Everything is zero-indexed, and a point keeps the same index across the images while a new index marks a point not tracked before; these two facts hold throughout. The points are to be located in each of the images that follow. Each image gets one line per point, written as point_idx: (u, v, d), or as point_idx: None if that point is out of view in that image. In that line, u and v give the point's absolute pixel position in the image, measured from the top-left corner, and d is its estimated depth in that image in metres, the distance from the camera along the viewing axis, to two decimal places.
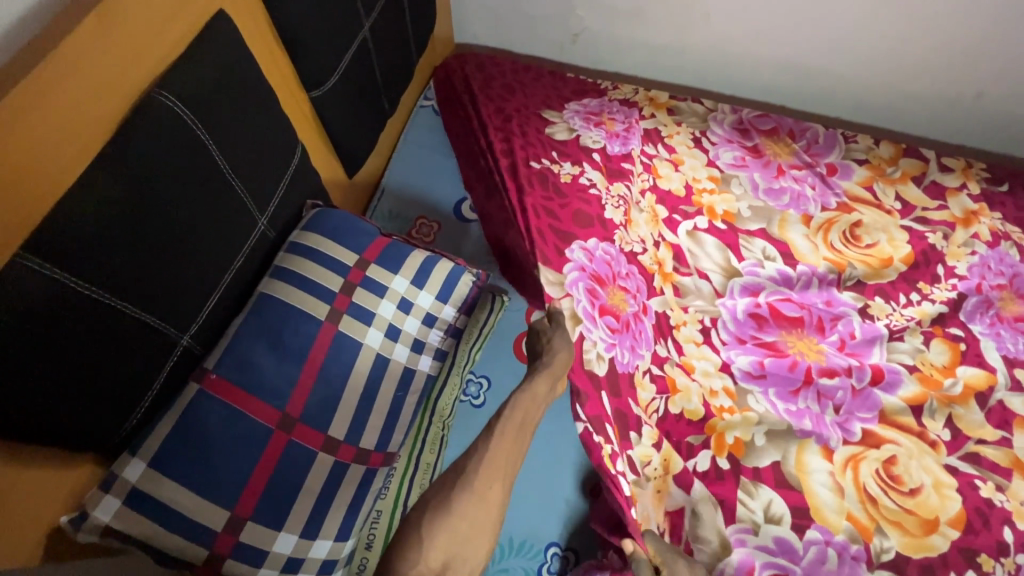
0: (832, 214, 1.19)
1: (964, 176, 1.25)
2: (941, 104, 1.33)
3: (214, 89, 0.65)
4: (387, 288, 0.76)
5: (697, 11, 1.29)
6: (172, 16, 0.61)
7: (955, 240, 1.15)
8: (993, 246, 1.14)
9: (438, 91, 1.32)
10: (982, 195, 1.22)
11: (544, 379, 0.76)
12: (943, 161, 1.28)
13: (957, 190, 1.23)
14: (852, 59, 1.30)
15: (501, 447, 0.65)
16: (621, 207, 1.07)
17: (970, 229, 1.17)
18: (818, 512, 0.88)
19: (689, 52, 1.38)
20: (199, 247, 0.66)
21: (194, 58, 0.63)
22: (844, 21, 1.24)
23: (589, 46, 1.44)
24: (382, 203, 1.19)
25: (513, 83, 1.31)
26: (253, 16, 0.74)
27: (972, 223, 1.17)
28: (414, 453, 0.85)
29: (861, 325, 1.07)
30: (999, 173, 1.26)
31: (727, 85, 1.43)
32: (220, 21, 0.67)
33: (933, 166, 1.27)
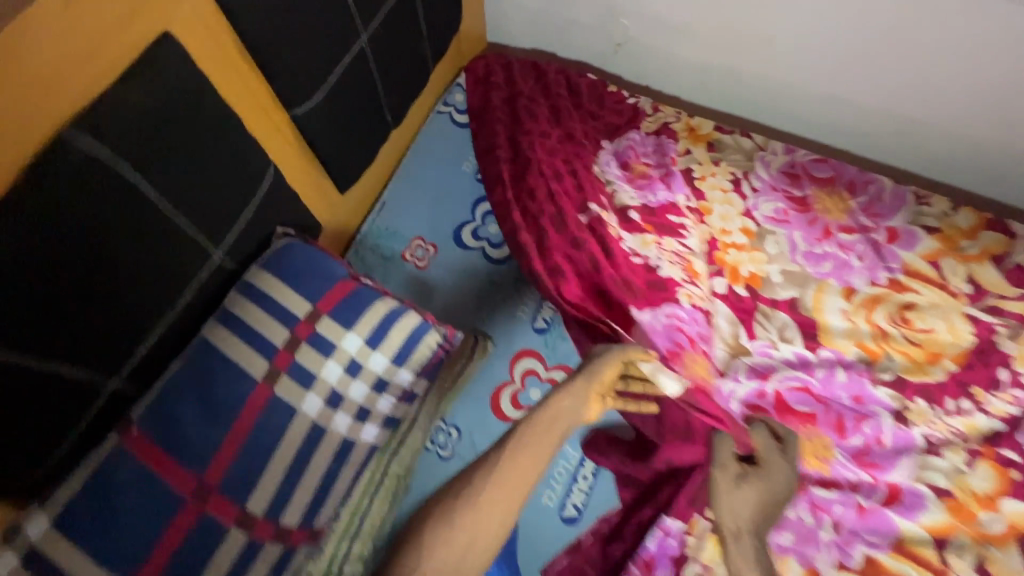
0: (881, 291, 1.03)
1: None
2: None
3: (146, 125, 0.58)
4: (337, 346, 0.69)
5: (758, 32, 1.11)
6: (97, 44, 0.54)
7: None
8: None
9: (472, 96, 1.22)
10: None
11: (567, 400, 0.88)
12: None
13: None
14: (941, 107, 1.08)
15: (516, 460, 0.82)
16: (677, 263, 1.04)
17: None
18: None
19: (746, 76, 1.20)
20: (128, 296, 0.61)
21: (125, 90, 0.56)
22: (938, 63, 1.02)
23: (632, 59, 1.28)
24: (380, 217, 1.12)
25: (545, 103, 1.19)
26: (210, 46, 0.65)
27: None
28: (360, 508, 0.79)
29: (892, 431, 0.93)
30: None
31: (785, 118, 1.24)
32: (164, 47, 0.59)
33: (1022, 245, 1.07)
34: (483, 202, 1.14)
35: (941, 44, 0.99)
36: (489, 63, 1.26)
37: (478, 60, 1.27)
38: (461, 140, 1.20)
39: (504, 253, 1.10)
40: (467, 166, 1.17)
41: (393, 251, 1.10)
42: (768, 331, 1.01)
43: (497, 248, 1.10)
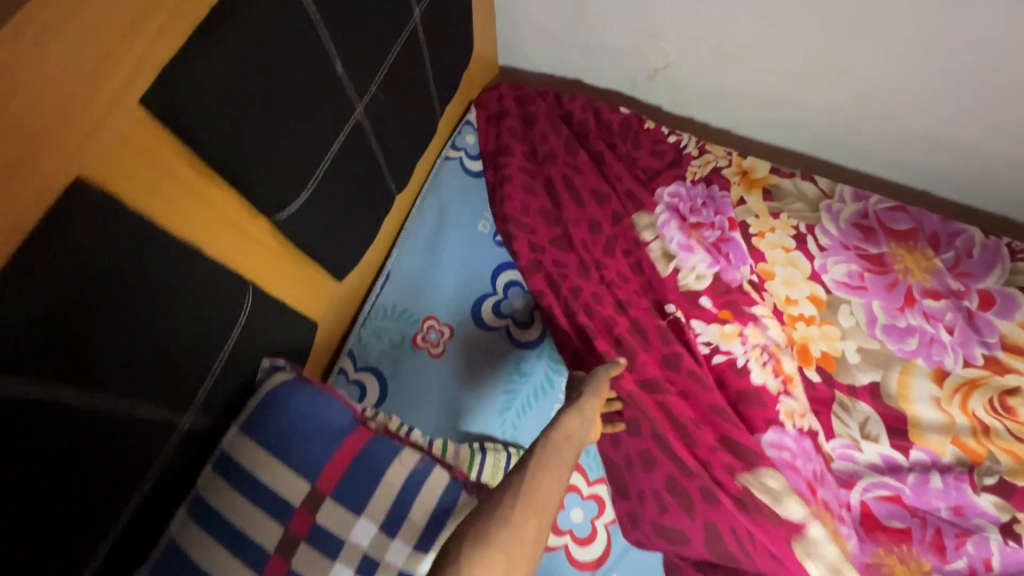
0: (977, 372, 0.88)
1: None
2: None
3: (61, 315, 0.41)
4: (345, 541, 0.54)
5: (831, 60, 0.93)
6: None
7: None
8: None
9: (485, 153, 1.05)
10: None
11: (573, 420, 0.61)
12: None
13: None
14: None
15: (548, 458, 0.54)
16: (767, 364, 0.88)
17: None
18: None
19: (810, 109, 1.01)
20: (56, 531, 0.45)
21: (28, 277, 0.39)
22: None
23: (669, 87, 1.10)
24: (385, 293, 0.96)
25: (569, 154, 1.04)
26: (150, 168, 0.47)
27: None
28: None
29: (1003, 551, 0.78)
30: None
31: (851, 155, 1.06)
32: (82, 200, 0.42)
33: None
34: (505, 271, 0.97)
35: None
36: (503, 97, 1.09)
37: (490, 94, 1.10)
38: (476, 193, 1.03)
39: (533, 334, 0.93)
40: (484, 225, 1.00)
41: (402, 334, 0.93)
42: (850, 428, 0.86)
43: (524, 327, 0.94)
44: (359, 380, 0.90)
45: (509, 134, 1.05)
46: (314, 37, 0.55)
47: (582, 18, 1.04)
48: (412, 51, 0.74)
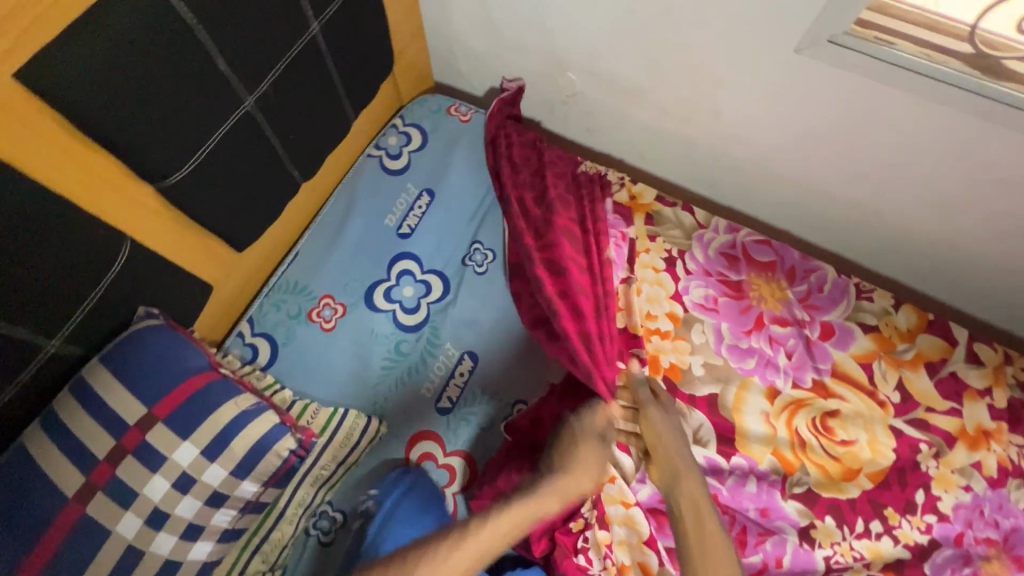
0: (805, 394, 0.98)
1: (993, 379, 1.00)
2: (994, 279, 1.05)
3: None
4: (167, 459, 0.65)
5: (706, 104, 1.03)
6: None
7: (952, 462, 0.93)
8: (995, 486, 0.92)
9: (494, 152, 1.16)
10: (1011, 413, 0.97)
11: (552, 501, 0.76)
12: (976, 347, 1.03)
13: (978, 394, 0.98)
14: (893, 202, 1.01)
15: (503, 522, 0.72)
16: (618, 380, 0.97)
17: (974, 453, 0.94)
18: None
19: (695, 145, 1.13)
20: None
21: None
22: (889, 158, 0.94)
23: (579, 113, 1.21)
24: (291, 269, 1.07)
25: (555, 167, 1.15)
26: (17, 121, 0.56)
27: (979, 446, 0.94)
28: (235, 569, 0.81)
29: (794, 551, 0.88)
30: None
31: (734, 189, 1.17)
32: None
33: (959, 352, 1.02)
34: (402, 260, 1.08)
35: (892, 140, 0.92)
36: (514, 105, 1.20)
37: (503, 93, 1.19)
38: (388, 188, 1.14)
39: (415, 319, 1.03)
40: (391, 219, 1.11)
41: (299, 308, 1.03)
42: None
43: (408, 313, 1.04)
44: (252, 344, 1.00)
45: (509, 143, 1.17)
46: (190, 33, 0.65)
47: (502, 43, 1.15)
48: (310, 55, 0.85)
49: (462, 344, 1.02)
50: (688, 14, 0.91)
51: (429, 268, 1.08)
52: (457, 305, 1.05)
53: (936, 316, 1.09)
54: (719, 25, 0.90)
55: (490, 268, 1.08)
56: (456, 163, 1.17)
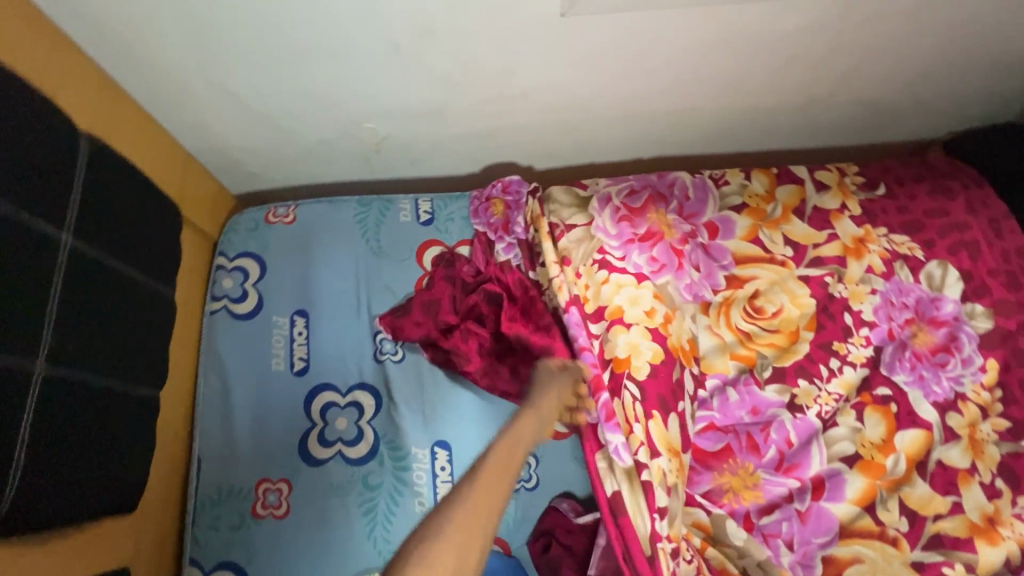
0: (729, 293, 1.05)
1: (841, 195, 1.15)
2: (801, 111, 1.18)
3: None
4: None
5: (511, 91, 1.02)
6: None
7: (852, 278, 1.07)
8: (890, 277, 1.07)
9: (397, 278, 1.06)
10: (866, 213, 1.13)
11: (537, 418, 0.73)
12: (817, 177, 1.17)
13: (839, 212, 1.13)
14: (697, 99, 1.10)
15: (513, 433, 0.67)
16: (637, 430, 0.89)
17: (863, 261, 1.08)
18: None
19: (519, 129, 1.12)
20: None
21: None
22: (681, 64, 1.01)
23: (398, 153, 1.14)
24: (204, 481, 0.91)
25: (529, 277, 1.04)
26: None
27: (862, 253, 1.09)
28: None
29: (795, 426, 0.96)
30: (871, 177, 1.18)
31: (572, 148, 1.19)
32: None
33: (809, 188, 1.16)
34: (315, 397, 0.97)
35: (672, 53, 0.98)
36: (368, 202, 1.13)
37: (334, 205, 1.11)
38: (256, 335, 1.01)
39: (366, 446, 0.94)
40: (278, 363, 0.99)
41: (241, 514, 0.89)
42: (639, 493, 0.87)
43: (355, 444, 0.94)
44: None
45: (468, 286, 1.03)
46: None
47: (281, 129, 1.05)
48: (85, 268, 0.70)
49: (426, 439, 0.94)
50: (446, 26, 0.88)
51: (349, 387, 0.98)
52: (397, 405, 0.96)
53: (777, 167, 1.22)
54: (482, 21, 0.88)
55: (406, 350, 1.00)
56: (310, 271, 1.06)
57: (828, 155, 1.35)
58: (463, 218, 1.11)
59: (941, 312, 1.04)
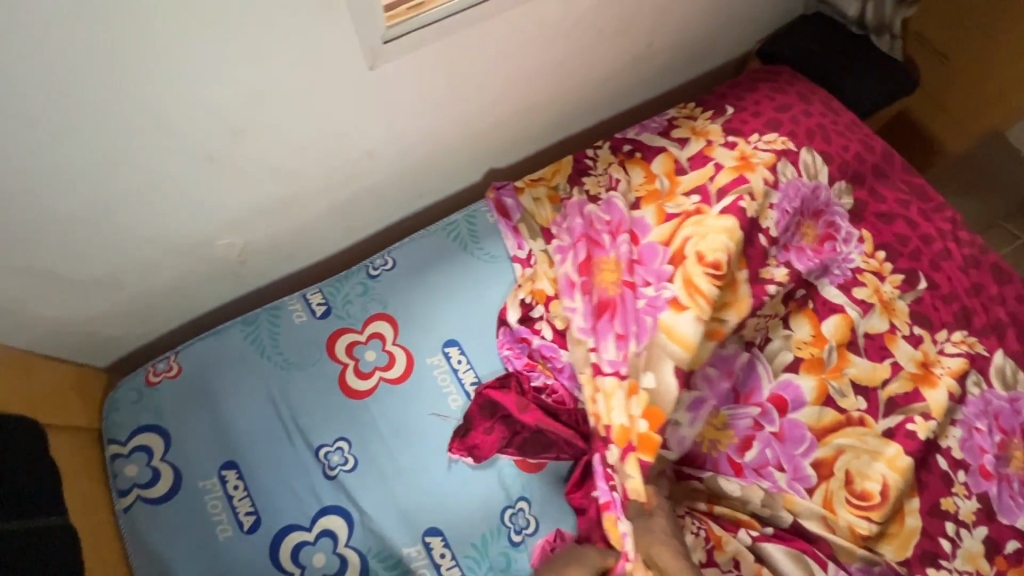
0: (684, 275, 0.94)
1: (702, 135, 1.13)
2: (629, 69, 1.23)
3: None
4: None
5: (355, 154, 0.97)
6: None
7: (761, 192, 1.02)
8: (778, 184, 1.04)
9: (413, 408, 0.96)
10: (731, 135, 1.12)
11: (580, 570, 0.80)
12: (671, 135, 1.16)
13: (709, 147, 1.10)
14: (534, 94, 1.11)
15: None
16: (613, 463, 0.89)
17: (758, 171, 1.04)
18: (846, 552, 0.88)
19: (379, 185, 1.08)
20: None
21: None
22: (505, 71, 1.01)
23: (267, 256, 1.06)
24: None
25: (555, 363, 1.00)
26: None
27: (752, 166, 1.04)
28: None
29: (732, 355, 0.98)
30: (715, 105, 1.20)
31: (441, 181, 1.16)
32: None
33: (672, 147, 1.13)
34: (280, 546, 0.87)
35: (493, 63, 0.98)
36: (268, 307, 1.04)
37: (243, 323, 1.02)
38: (188, 511, 0.89)
39: (354, 571, 0.86)
40: (224, 529, 0.88)
41: None
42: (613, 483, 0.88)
43: (340, 575, 0.86)
44: None
45: (483, 412, 0.95)
46: None
47: (124, 284, 0.93)
48: None
49: (415, 534, 0.88)
50: (256, 115, 0.82)
51: (312, 519, 0.89)
52: (371, 514, 0.89)
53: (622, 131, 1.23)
54: (293, 101, 0.83)
55: (356, 454, 0.93)
56: (219, 416, 0.95)
57: (668, 98, 1.42)
58: (360, 294, 1.05)
59: (821, 199, 1.09)
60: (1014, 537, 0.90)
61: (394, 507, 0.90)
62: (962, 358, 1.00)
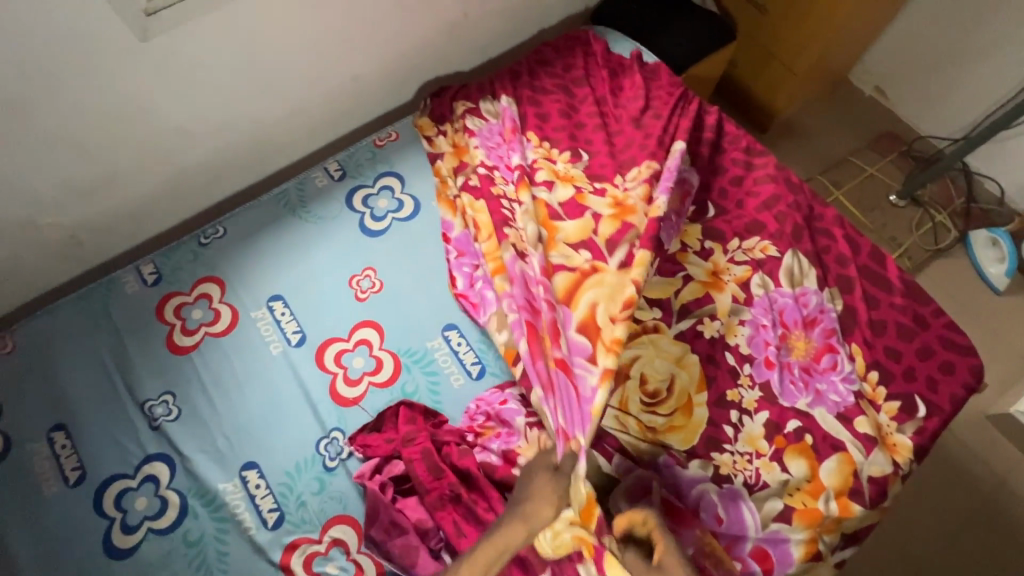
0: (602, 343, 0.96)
1: (568, 180, 1.15)
2: (449, 36, 1.32)
3: None
4: None
5: (165, 129, 1.04)
6: None
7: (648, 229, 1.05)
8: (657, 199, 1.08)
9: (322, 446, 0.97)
10: (597, 181, 1.15)
11: None
12: (536, 179, 1.16)
13: (579, 195, 1.13)
14: (348, 64, 1.19)
15: None
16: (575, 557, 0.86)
17: (639, 213, 1.08)
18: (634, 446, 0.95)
19: (206, 158, 1.15)
20: None
21: None
22: (302, 43, 1.09)
23: (104, 233, 1.12)
24: None
25: (510, 429, 0.98)
26: None
27: (630, 209, 1.09)
28: None
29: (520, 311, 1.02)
30: (572, 146, 1.19)
31: (273, 151, 1.25)
32: None
33: (542, 192, 1.14)
34: (102, 496, 0.92)
35: (288, 31, 1.05)
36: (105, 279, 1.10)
37: (80, 297, 1.08)
38: (17, 471, 0.94)
39: (174, 509, 0.92)
40: (51, 484, 0.93)
41: None
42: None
43: (160, 515, 0.91)
44: None
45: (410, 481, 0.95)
46: None
47: None
48: None
49: (231, 471, 0.95)
50: (37, 89, 0.87)
51: (137, 467, 0.94)
52: (191, 457, 0.95)
53: (478, 139, 1.21)
54: (74, 81, 0.89)
55: (182, 405, 0.99)
56: (51, 382, 1.00)
57: (506, 64, 1.52)
58: (190, 260, 1.11)
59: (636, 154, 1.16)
60: (794, 417, 0.97)
61: (216, 450, 0.96)
62: (748, 265, 1.08)
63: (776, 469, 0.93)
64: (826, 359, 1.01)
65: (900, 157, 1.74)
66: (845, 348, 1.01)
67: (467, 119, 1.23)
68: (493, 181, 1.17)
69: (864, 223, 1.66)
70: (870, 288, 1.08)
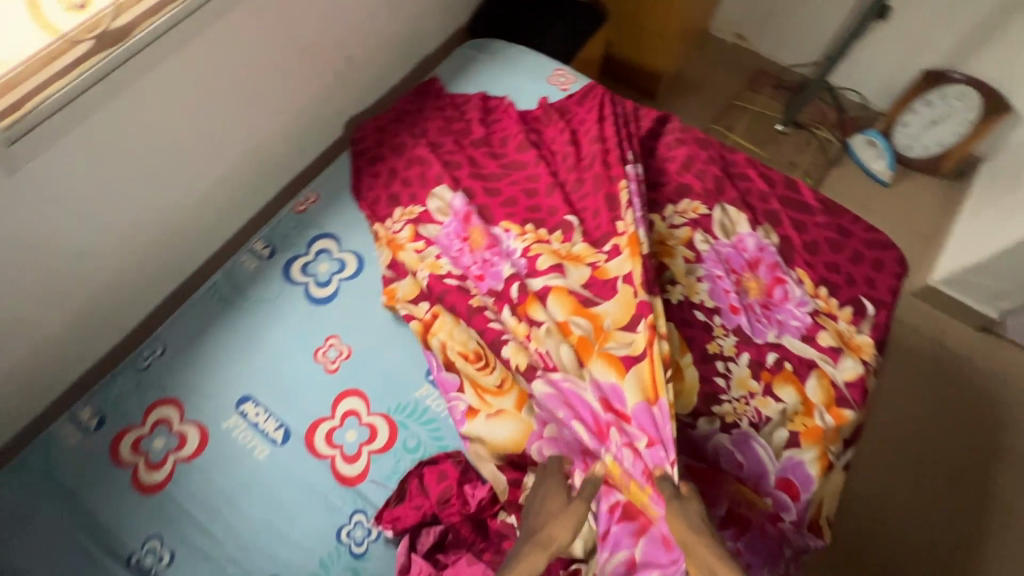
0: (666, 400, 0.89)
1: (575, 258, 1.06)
2: (337, 85, 1.29)
3: None
4: None
5: (66, 259, 0.94)
6: None
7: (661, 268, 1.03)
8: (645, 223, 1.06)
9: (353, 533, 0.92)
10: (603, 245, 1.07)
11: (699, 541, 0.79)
12: (541, 268, 1.04)
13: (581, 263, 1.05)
14: (244, 137, 1.14)
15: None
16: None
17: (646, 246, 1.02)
18: None
19: (117, 276, 1.05)
20: None
21: None
22: (191, 130, 1.02)
23: (22, 390, 1.00)
24: None
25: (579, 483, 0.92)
26: None
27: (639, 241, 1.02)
28: None
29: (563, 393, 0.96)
30: (558, 220, 1.11)
31: (186, 247, 1.16)
32: None
33: (556, 280, 1.02)
34: None
35: (175, 122, 0.99)
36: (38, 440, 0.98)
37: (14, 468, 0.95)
38: None
39: None
40: None
41: None
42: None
43: None
44: None
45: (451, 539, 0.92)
46: None
47: None
48: None
49: None
50: None
51: None
52: None
53: (439, 249, 1.12)
54: None
55: (175, 545, 0.90)
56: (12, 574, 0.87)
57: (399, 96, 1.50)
58: (132, 389, 1.01)
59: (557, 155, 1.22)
60: (771, 350, 1.04)
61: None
62: (687, 226, 1.15)
63: (771, 403, 0.99)
64: (778, 291, 1.09)
65: (774, 90, 1.92)
66: (792, 275, 1.10)
67: (417, 231, 1.14)
68: (467, 291, 1.07)
69: (764, 156, 1.81)
70: (795, 214, 1.18)
